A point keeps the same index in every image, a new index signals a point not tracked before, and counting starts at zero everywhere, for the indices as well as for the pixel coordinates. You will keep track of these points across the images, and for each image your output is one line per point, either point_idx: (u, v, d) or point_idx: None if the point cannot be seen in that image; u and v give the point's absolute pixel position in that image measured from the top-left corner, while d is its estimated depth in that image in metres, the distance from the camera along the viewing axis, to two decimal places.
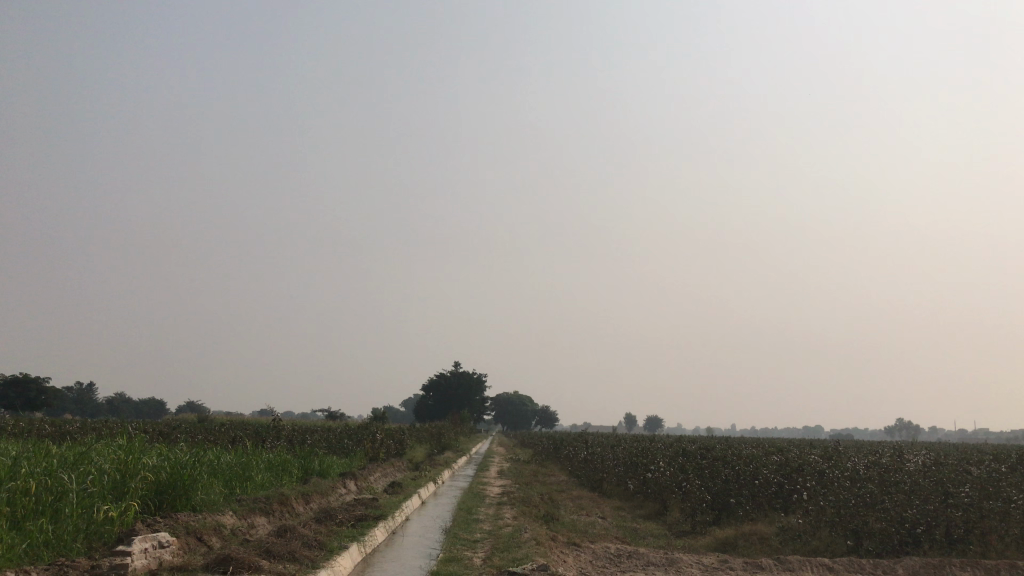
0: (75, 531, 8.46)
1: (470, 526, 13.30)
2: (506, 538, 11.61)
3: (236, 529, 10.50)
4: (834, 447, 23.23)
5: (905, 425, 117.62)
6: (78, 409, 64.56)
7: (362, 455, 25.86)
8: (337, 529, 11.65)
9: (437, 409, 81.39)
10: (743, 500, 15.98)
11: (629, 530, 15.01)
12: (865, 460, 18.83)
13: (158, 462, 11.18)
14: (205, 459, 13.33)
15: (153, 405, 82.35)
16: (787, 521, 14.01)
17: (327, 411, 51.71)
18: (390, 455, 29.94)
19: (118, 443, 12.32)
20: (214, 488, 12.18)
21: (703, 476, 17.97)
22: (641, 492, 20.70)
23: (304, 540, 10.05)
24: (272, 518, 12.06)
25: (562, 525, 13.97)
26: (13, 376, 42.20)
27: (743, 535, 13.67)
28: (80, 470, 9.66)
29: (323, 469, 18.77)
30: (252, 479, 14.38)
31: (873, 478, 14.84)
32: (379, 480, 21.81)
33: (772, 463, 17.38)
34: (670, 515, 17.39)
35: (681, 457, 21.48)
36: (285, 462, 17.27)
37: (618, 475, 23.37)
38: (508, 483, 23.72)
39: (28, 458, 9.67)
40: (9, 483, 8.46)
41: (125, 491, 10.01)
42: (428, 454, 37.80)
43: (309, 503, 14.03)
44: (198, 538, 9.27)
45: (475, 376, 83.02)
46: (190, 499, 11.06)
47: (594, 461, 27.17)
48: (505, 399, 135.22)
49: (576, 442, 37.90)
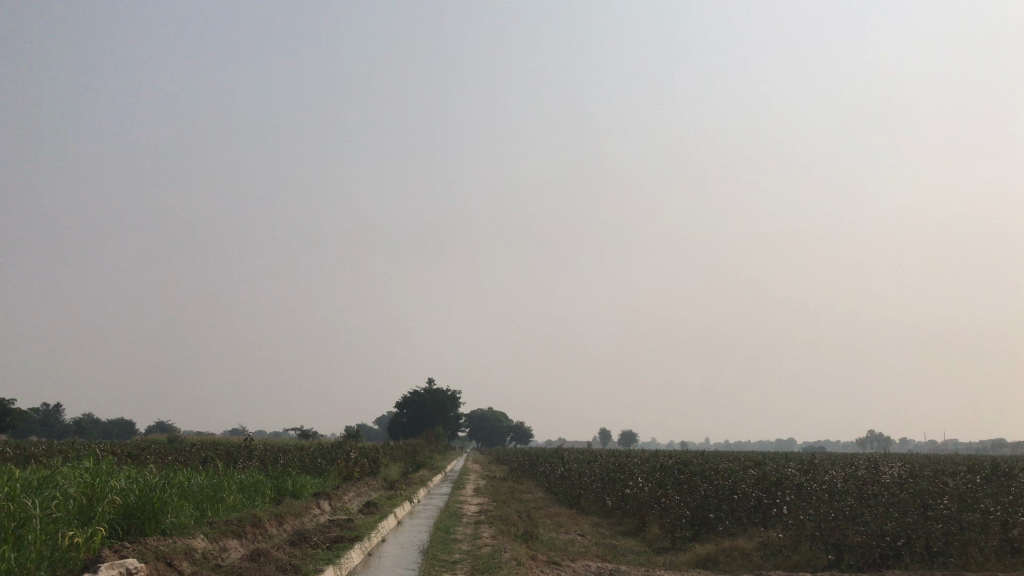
0: (39, 559, 8.15)
1: (448, 546, 13.05)
2: (486, 558, 11.41)
3: (207, 553, 10.20)
4: (810, 460, 23.30)
5: (875, 437, 118.53)
6: (44, 430, 63.08)
7: (337, 474, 25.49)
8: (313, 552, 11.35)
9: (411, 427, 80.58)
10: (722, 515, 15.87)
11: (609, 547, 14.85)
12: (841, 473, 18.86)
13: (126, 485, 10.84)
14: (175, 480, 12.99)
15: (121, 425, 80.74)
16: (767, 536, 13.96)
17: (299, 430, 51.12)
18: (365, 474, 29.55)
19: (85, 466, 11.94)
20: (185, 511, 11.88)
21: (681, 491, 17.88)
22: (619, 508, 20.57)
23: (279, 564, 9.76)
24: (245, 541, 11.75)
25: (542, 544, 13.77)
26: None
27: (724, 551, 13.56)
28: (44, 494, 9.31)
29: (296, 488, 18.43)
30: (223, 501, 14.04)
31: (852, 491, 14.81)
32: (354, 500, 21.47)
33: (750, 476, 17.33)
34: (649, 531, 17.25)
35: (659, 472, 21.41)
36: (258, 483, 16.94)
37: (596, 491, 23.25)
38: (485, 501, 23.50)
39: None
40: None
41: (92, 516, 9.70)
42: (402, 472, 37.33)
43: (282, 524, 13.71)
44: (168, 563, 8.97)
45: (449, 393, 82.65)
46: (159, 523, 10.74)
47: (571, 477, 27.01)
48: (479, 415, 134.30)
49: (552, 458, 37.67)
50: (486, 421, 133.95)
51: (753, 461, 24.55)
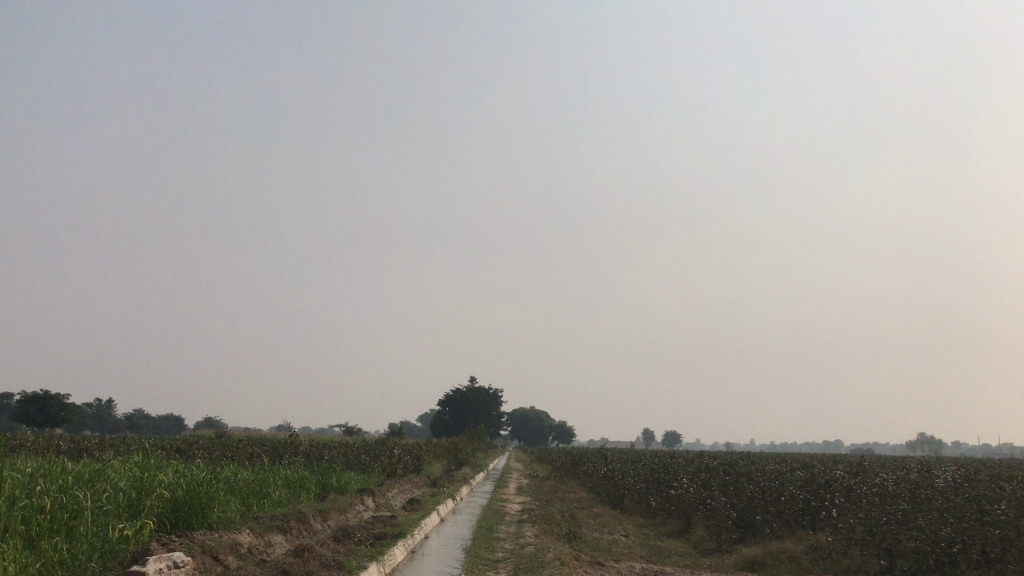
0: (91, 550, 8.27)
1: (491, 545, 13.01)
2: (530, 557, 11.34)
3: (253, 548, 10.29)
4: (861, 462, 22.80)
5: (926, 438, 115.86)
6: (97, 424, 64.58)
7: (380, 471, 25.67)
8: (356, 549, 11.37)
9: (453, 425, 80.85)
10: (769, 518, 15.59)
11: (653, 548, 14.70)
12: (892, 476, 18.42)
13: (173, 479, 10.99)
14: (222, 476, 13.14)
15: (172, 419, 82.52)
16: (816, 539, 13.69)
17: (343, 426, 51.62)
18: (408, 470, 29.73)
19: (134, 460, 12.14)
20: (231, 505, 12.02)
21: (727, 493, 17.62)
22: (663, 509, 20.36)
23: (323, 560, 9.79)
24: (290, 536, 11.85)
25: (586, 544, 13.64)
26: (33, 393, 42.29)
27: (772, 554, 13.32)
28: (95, 488, 9.45)
29: (341, 485, 18.57)
30: (269, 496, 14.20)
31: (904, 495, 14.42)
32: (397, 497, 21.58)
33: (798, 478, 17.00)
34: (694, 532, 17.04)
35: (704, 472, 21.15)
36: (303, 479, 17.10)
37: (639, 491, 23.05)
38: (529, 500, 23.48)
39: (42, 475, 9.48)
40: (23, 500, 8.24)
41: (141, 509, 9.84)
42: (444, 470, 37.47)
43: (327, 520, 13.81)
44: (214, 557, 9.05)
45: (491, 391, 82.85)
46: (207, 517, 10.86)
47: (614, 477, 26.85)
48: (521, 414, 134.38)
49: (595, 457, 37.49)
50: (528, 420, 133.99)
51: (800, 463, 24.17)
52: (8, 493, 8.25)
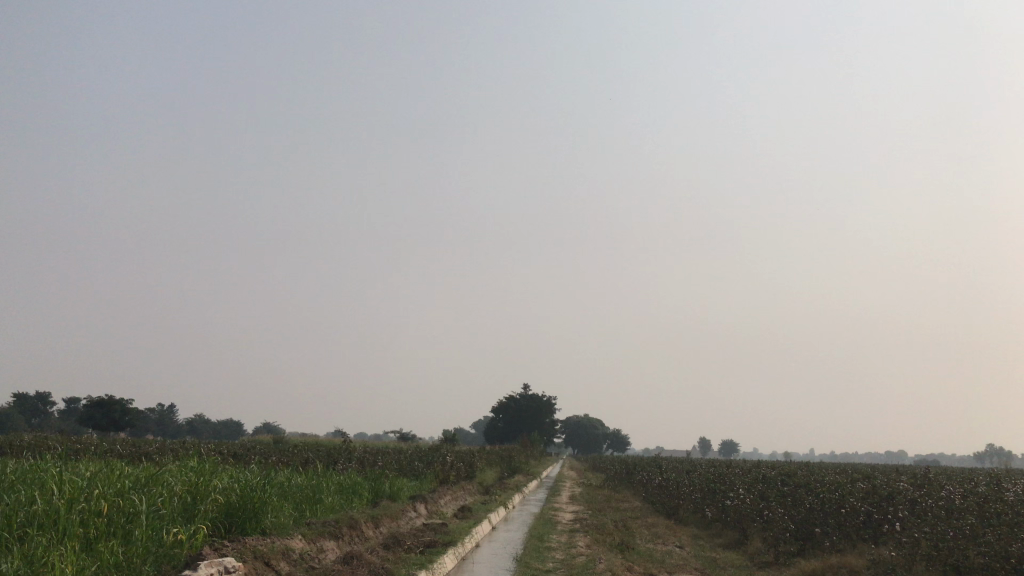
0: (145, 553, 8.38)
1: (542, 554, 12.87)
2: (580, 568, 11.16)
3: (305, 554, 10.33)
4: (924, 474, 22.08)
5: (995, 450, 112.06)
6: (160, 429, 66.26)
7: (433, 477, 25.73)
8: (405, 556, 11.34)
9: (507, 432, 80.86)
10: (829, 530, 15.14)
11: (707, 560, 14.37)
12: (958, 489, 17.76)
13: (227, 485, 11.12)
14: (276, 481, 13.29)
15: (232, 425, 84.22)
16: (877, 554, 13.22)
17: (397, 433, 52.04)
18: (460, 477, 29.75)
19: (190, 465, 12.32)
20: (284, 511, 12.12)
21: (785, 504, 17.19)
22: (719, 520, 19.98)
23: (371, 568, 9.75)
24: (342, 542, 11.88)
25: (638, 555, 13.41)
26: (99, 398, 43.57)
27: (831, 569, 12.88)
28: (150, 492, 9.58)
29: (393, 491, 18.65)
30: (322, 501, 14.30)
31: (972, 508, 13.85)
32: (450, 504, 21.59)
33: (859, 490, 16.48)
34: (751, 544, 16.67)
35: (761, 483, 20.68)
36: (356, 485, 17.21)
37: (694, 501, 22.68)
38: (581, 509, 23.29)
39: (101, 479, 9.64)
40: (82, 503, 8.38)
41: (195, 514, 9.96)
42: (497, 477, 37.43)
43: (378, 526, 13.86)
44: (265, 563, 9.10)
45: (545, 399, 82.67)
46: (260, 522, 10.95)
47: (668, 486, 26.48)
48: (575, 422, 133.90)
49: (649, 466, 37.02)
50: (582, 428, 133.36)
51: (862, 474, 23.46)
52: (68, 496, 8.40)
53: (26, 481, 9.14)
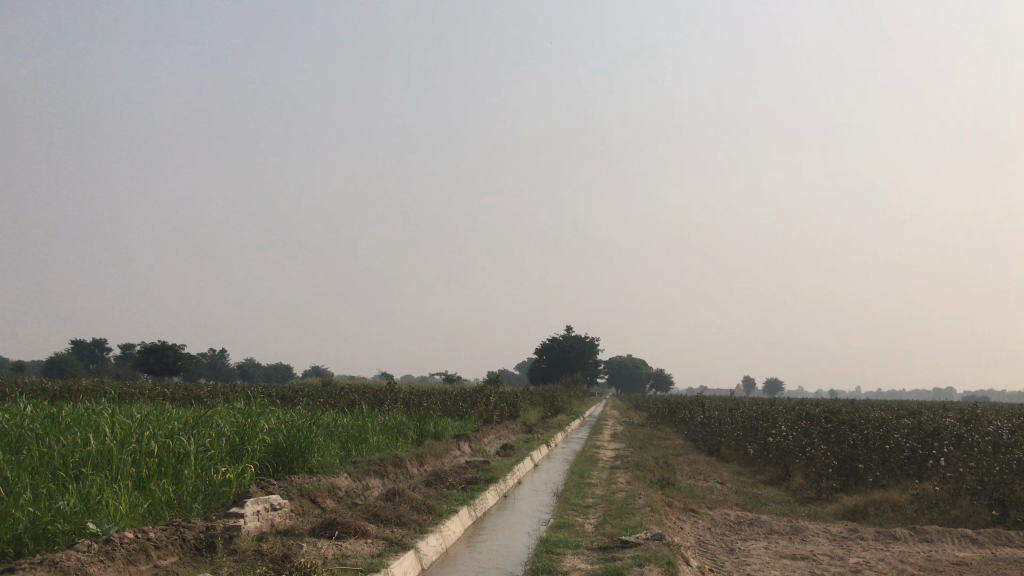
0: (195, 492, 8.64)
1: (582, 490, 13.00)
2: (620, 504, 11.25)
3: (350, 491, 10.58)
4: (973, 409, 21.71)
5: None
6: (212, 373, 68.00)
7: (476, 417, 26.08)
8: (448, 493, 11.54)
9: (550, 373, 81.40)
10: (872, 466, 15.04)
11: (749, 495, 14.42)
12: (1007, 424, 17.45)
13: (273, 426, 11.38)
14: (322, 422, 13.59)
15: (281, 369, 86.17)
16: (922, 488, 13.11)
17: (443, 374, 52.83)
18: (504, 417, 30.10)
19: (238, 407, 12.61)
20: (330, 450, 12.38)
21: (829, 441, 17.08)
22: (761, 457, 20.00)
23: (413, 504, 9.94)
24: (386, 480, 12.13)
25: (678, 491, 13.50)
26: (153, 343, 44.85)
27: (874, 503, 12.79)
28: (199, 433, 9.84)
29: (438, 431, 18.94)
30: (367, 441, 14.59)
31: (1019, 443, 13.64)
32: (493, 443, 21.88)
33: (904, 426, 16.28)
34: (794, 480, 16.69)
35: (804, 420, 20.56)
36: (401, 425, 17.52)
37: (737, 439, 22.71)
38: (623, 446, 23.48)
39: (152, 422, 9.89)
40: (133, 444, 8.62)
41: (243, 454, 10.21)
42: (540, 417, 37.78)
43: (423, 465, 14.13)
44: (311, 500, 9.35)
45: (588, 340, 83.05)
46: (307, 461, 11.21)
47: (710, 424, 26.54)
48: (619, 362, 134.62)
49: (692, 405, 37.00)
50: (625, 367, 133.89)
51: (907, 410, 23.11)
52: (119, 437, 8.65)
53: (80, 423, 9.43)
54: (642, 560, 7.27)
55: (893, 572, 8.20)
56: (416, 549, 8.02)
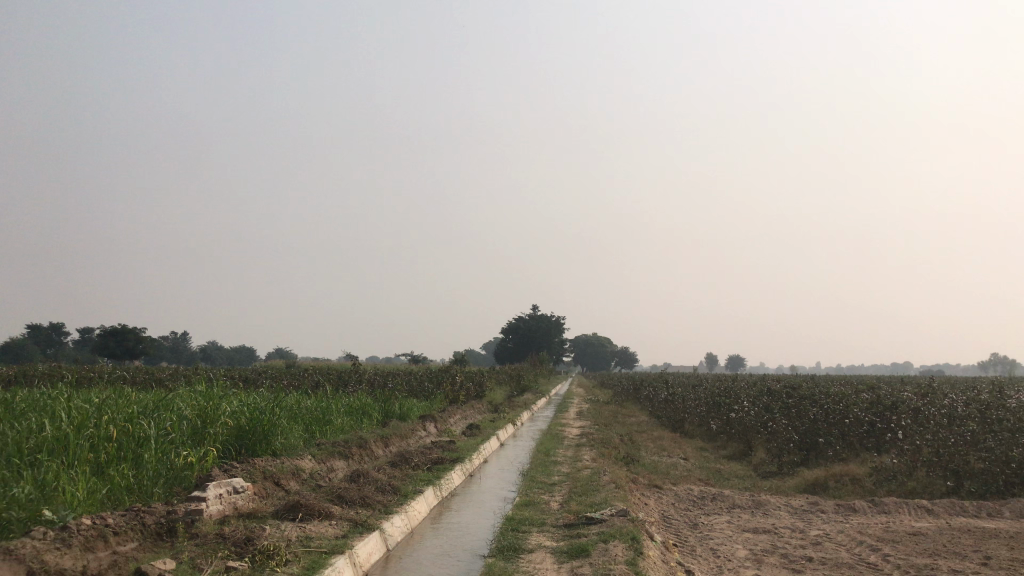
0: (156, 477, 8.51)
1: (547, 469, 13.03)
2: (585, 481, 11.30)
3: (314, 473, 10.50)
4: (930, 382, 22.18)
5: (1003, 360, 112.90)
6: (173, 355, 67.00)
7: (442, 397, 26.04)
8: (413, 473, 11.50)
9: (516, 352, 81.52)
10: (832, 440, 15.33)
11: (712, 470, 14.60)
12: (962, 397, 17.86)
13: (235, 408, 11.24)
14: (285, 404, 13.46)
15: (244, 351, 85.38)
16: (881, 461, 13.38)
17: (409, 355, 52.71)
18: (470, 397, 30.11)
19: (199, 390, 12.42)
20: (294, 433, 12.27)
21: (790, 415, 17.33)
22: (725, 433, 20.27)
23: (377, 485, 9.88)
24: (351, 461, 12.07)
25: (643, 467, 13.63)
26: (112, 327, 44.07)
27: (834, 476, 13.01)
28: (159, 417, 9.67)
29: (403, 411, 18.87)
30: (331, 422, 14.48)
31: (974, 415, 13.94)
32: (458, 423, 21.87)
33: (864, 400, 16.54)
34: (756, 455, 16.92)
35: (766, 396, 20.83)
36: (366, 406, 17.43)
37: (700, 415, 22.96)
38: (588, 424, 23.61)
39: (110, 406, 9.70)
40: (90, 429, 8.45)
41: (205, 437, 10.07)
42: (506, 396, 37.83)
43: (388, 446, 14.08)
44: (275, 483, 9.25)
45: (553, 319, 83.33)
46: (270, 444, 11.10)
47: (674, 401, 26.77)
48: (584, 341, 135.41)
49: (656, 382, 37.29)
50: (591, 345, 134.76)
51: (866, 384, 23.53)
52: (76, 422, 8.46)
53: (35, 409, 9.21)
54: (607, 536, 7.31)
55: (852, 544, 8.34)
56: (381, 530, 7.97)
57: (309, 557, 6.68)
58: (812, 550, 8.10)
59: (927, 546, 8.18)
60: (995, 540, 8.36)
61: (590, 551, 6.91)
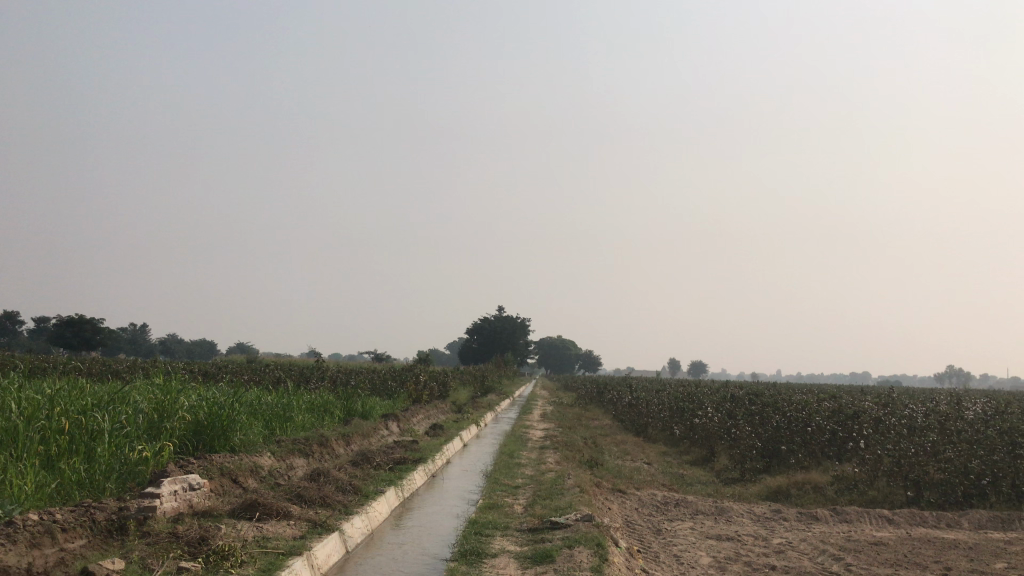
0: (108, 471, 8.24)
1: (511, 471, 12.91)
2: (549, 484, 11.22)
3: (274, 471, 10.29)
4: (890, 393, 22.51)
5: (956, 372, 115.54)
6: (132, 348, 65.83)
7: (406, 396, 25.85)
8: (375, 473, 11.32)
9: (480, 353, 81.39)
10: (795, 448, 15.44)
11: (675, 476, 14.64)
12: (921, 408, 18.13)
13: (194, 402, 10.96)
14: (245, 399, 13.19)
15: (205, 345, 84.27)
16: (842, 470, 13.48)
17: (373, 353, 52.39)
18: (434, 397, 29.94)
19: (156, 383, 12.12)
20: (254, 429, 12.03)
21: (752, 422, 17.44)
22: (688, 438, 20.35)
23: (338, 485, 9.70)
24: (311, 460, 11.85)
25: (607, 471, 13.58)
26: (70, 316, 43.18)
27: (796, 484, 13.07)
28: (114, 409, 9.38)
29: (365, 410, 18.67)
30: (292, 419, 14.24)
31: (934, 426, 14.09)
32: (422, 423, 21.69)
33: (825, 408, 16.66)
34: (718, 461, 16.99)
35: (729, 402, 20.92)
36: (327, 403, 17.18)
37: (663, 420, 23.01)
38: (552, 426, 23.55)
39: (63, 397, 9.38)
40: (41, 421, 8.16)
41: (161, 432, 9.80)
42: (470, 396, 37.64)
43: (349, 444, 13.86)
44: (232, 480, 9.04)
45: (519, 320, 83.41)
46: (229, 439, 10.87)
47: (638, 405, 26.85)
48: (549, 343, 135.81)
49: (620, 386, 37.38)
50: (555, 347, 135.20)
51: (827, 393, 23.75)
52: (26, 414, 8.16)
53: None
54: (572, 541, 7.21)
55: (815, 552, 8.35)
56: (340, 531, 7.80)
57: (266, 558, 6.49)
58: (775, 558, 8.08)
59: (888, 556, 8.20)
60: (956, 551, 8.42)
61: (554, 557, 6.80)
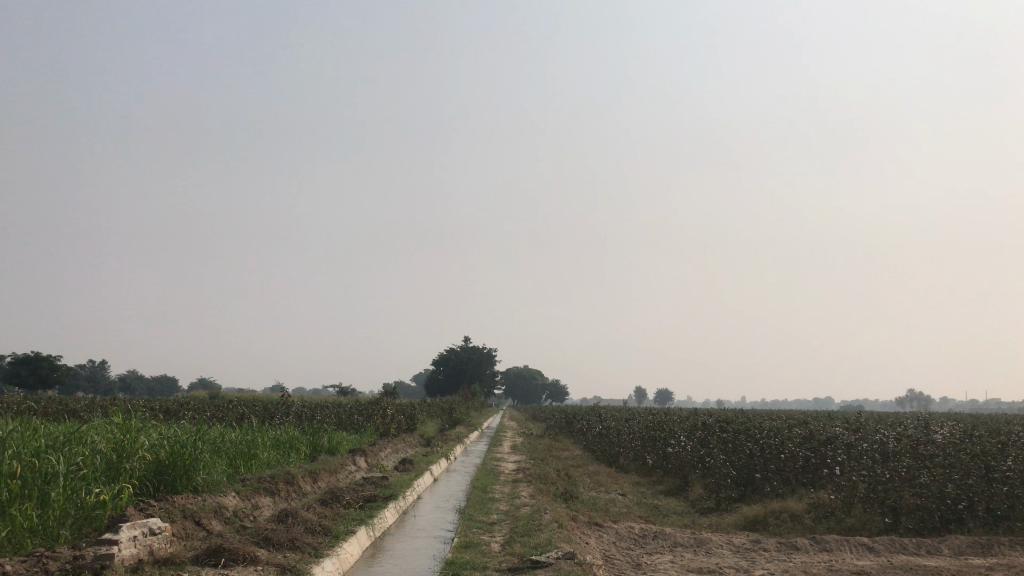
0: (63, 516, 7.82)
1: (485, 506, 12.62)
2: (525, 519, 10.94)
3: (239, 512, 9.89)
4: (859, 416, 22.59)
5: (915, 394, 117.49)
6: (90, 386, 64.16)
7: (373, 431, 25.31)
8: (344, 512, 10.94)
9: (447, 385, 80.74)
10: (769, 476, 15.34)
11: (650, 506, 14.41)
12: (892, 432, 18.19)
13: (155, 441, 10.54)
14: (208, 438, 12.73)
15: (167, 380, 82.66)
16: (819, 496, 13.39)
17: (338, 388, 51.60)
18: (402, 430, 29.44)
19: (115, 421, 11.63)
20: (217, 468, 11.62)
21: (726, 450, 17.31)
22: (660, 468, 20.18)
23: (307, 525, 9.34)
24: (277, 499, 11.45)
25: (582, 504, 13.33)
26: (26, 354, 41.97)
27: (773, 512, 12.92)
28: (70, 451, 8.95)
29: (332, 445, 18.19)
30: (257, 457, 13.80)
31: (906, 450, 14.05)
32: (390, 457, 21.22)
33: (797, 435, 16.56)
34: (693, 491, 16.82)
35: (700, 430, 20.77)
36: (293, 440, 16.70)
37: (636, 449, 22.82)
38: (523, 458, 23.21)
39: (15, 439, 8.93)
40: None
41: (120, 472, 9.38)
42: (438, 429, 37.11)
43: (316, 481, 13.44)
44: (195, 522, 8.67)
45: (485, 351, 83.13)
46: (191, 479, 10.46)
47: (609, 434, 26.62)
48: (516, 372, 135.59)
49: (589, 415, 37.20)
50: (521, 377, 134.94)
51: (796, 419, 23.72)
52: None
53: None
54: None
55: None
56: None
57: None
58: None
59: None
60: None
61: None
